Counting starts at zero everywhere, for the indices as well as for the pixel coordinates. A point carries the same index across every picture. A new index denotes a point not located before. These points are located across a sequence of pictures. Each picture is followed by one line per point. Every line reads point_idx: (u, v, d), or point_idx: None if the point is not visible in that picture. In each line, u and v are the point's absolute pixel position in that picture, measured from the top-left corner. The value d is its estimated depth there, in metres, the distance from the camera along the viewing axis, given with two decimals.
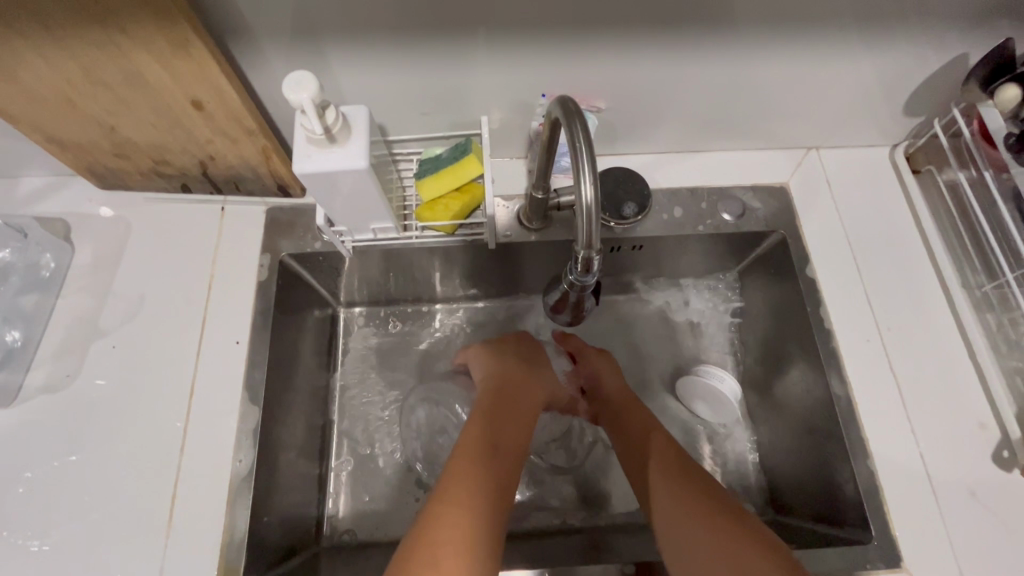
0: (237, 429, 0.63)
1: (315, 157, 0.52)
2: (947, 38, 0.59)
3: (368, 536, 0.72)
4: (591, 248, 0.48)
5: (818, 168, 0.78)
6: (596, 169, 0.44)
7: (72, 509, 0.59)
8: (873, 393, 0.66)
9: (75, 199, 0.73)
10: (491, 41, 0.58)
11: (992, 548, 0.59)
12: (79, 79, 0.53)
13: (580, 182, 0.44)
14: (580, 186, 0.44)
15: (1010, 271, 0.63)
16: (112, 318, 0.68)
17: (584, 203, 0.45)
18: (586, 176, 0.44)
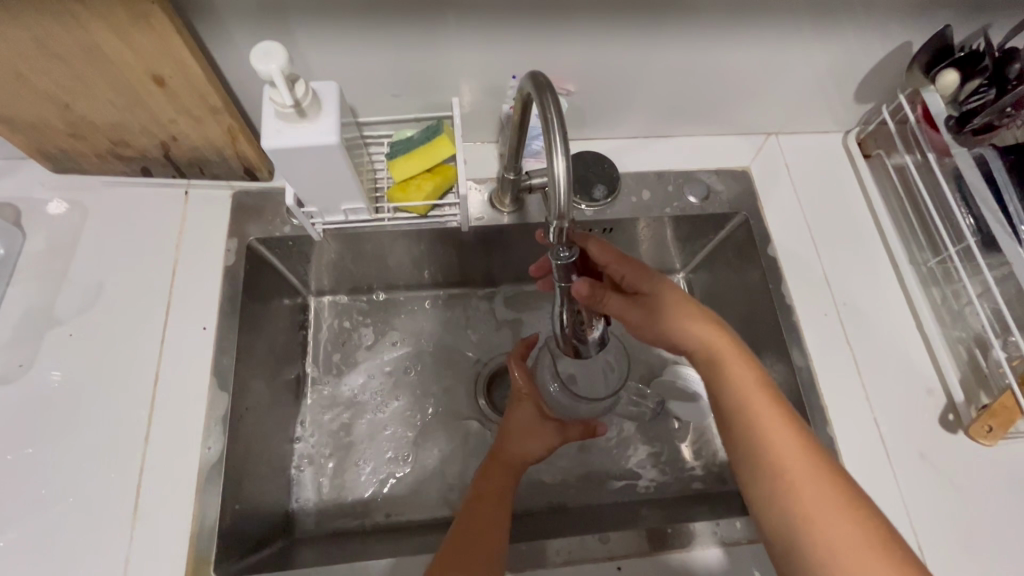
0: (206, 416, 0.61)
1: (285, 132, 0.51)
2: (891, 26, 0.63)
3: (341, 526, 0.70)
4: (563, 219, 0.46)
5: (776, 153, 0.81)
6: (568, 144, 0.45)
7: (28, 503, 0.56)
8: (831, 364, 0.69)
9: (24, 184, 0.70)
10: (461, 22, 0.58)
11: (941, 504, 0.63)
12: (31, 52, 0.51)
13: (554, 161, 0.44)
14: (552, 159, 0.44)
15: (952, 246, 0.67)
16: (68, 305, 0.65)
17: (556, 176, 0.45)
18: (558, 152, 0.45)
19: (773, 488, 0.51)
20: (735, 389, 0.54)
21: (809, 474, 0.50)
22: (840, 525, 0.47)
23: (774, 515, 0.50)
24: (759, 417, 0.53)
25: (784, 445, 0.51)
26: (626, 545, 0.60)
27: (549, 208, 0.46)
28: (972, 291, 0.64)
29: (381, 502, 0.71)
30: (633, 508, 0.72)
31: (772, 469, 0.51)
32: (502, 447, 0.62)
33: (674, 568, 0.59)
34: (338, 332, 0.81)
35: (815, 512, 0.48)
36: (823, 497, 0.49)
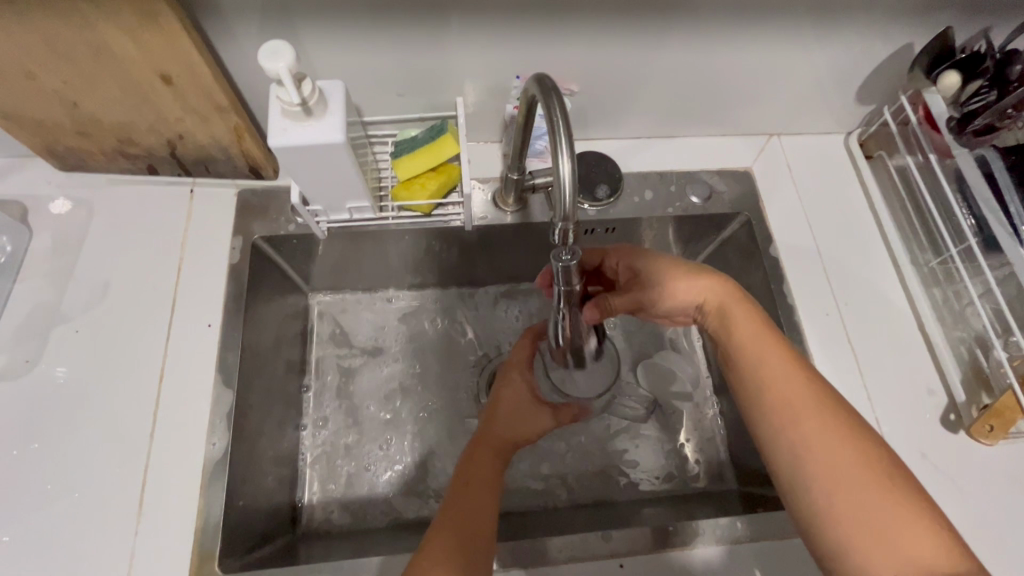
0: (211, 412, 0.62)
1: (291, 131, 0.52)
2: (893, 29, 0.64)
3: (345, 523, 0.71)
4: (568, 220, 0.45)
5: (778, 153, 0.81)
6: (573, 145, 0.44)
7: (34, 497, 0.57)
8: (832, 364, 0.69)
9: (31, 181, 0.70)
10: (467, 23, 0.59)
11: (943, 503, 0.63)
12: (41, 50, 0.52)
13: (558, 162, 0.44)
14: (557, 160, 0.43)
15: (954, 247, 0.67)
16: (74, 302, 0.65)
17: (561, 176, 0.44)
18: (563, 152, 0.44)
19: (801, 452, 0.50)
20: (755, 353, 0.55)
21: (839, 436, 0.50)
22: (873, 487, 0.47)
23: (805, 480, 0.49)
24: (781, 380, 0.53)
25: (811, 407, 0.51)
26: (628, 543, 0.60)
27: (552, 210, 0.45)
28: (973, 292, 0.65)
29: (384, 499, 0.72)
30: (634, 506, 0.73)
31: (799, 432, 0.51)
32: (491, 426, 0.61)
33: (675, 566, 0.59)
34: (340, 330, 0.81)
35: (849, 475, 0.48)
36: (854, 460, 0.48)
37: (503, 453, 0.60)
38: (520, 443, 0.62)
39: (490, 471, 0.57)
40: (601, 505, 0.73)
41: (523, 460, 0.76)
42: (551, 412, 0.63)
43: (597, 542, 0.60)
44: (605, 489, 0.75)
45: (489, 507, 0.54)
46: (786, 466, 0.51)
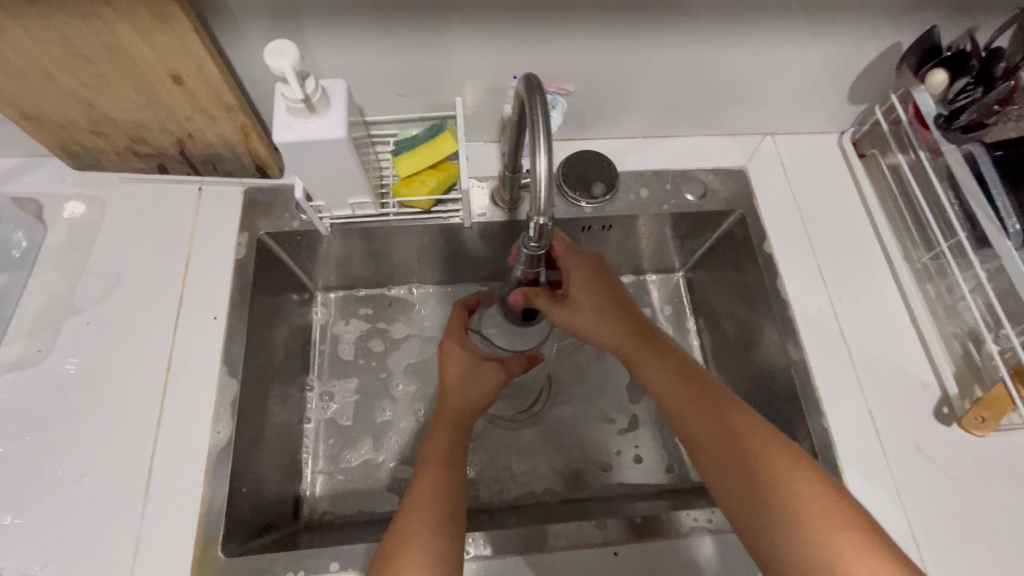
0: (215, 402, 0.64)
1: (294, 127, 0.54)
2: (881, 28, 0.65)
3: (346, 515, 0.73)
4: (543, 215, 0.48)
5: (772, 153, 0.83)
6: (551, 142, 0.46)
7: (45, 482, 0.59)
8: (825, 357, 0.70)
9: (47, 180, 0.73)
10: (466, 24, 0.61)
11: (935, 496, 0.64)
12: (57, 51, 0.54)
13: (536, 159, 0.46)
14: (535, 158, 0.46)
15: (945, 241, 0.68)
16: (86, 295, 0.68)
17: (539, 173, 0.46)
18: (541, 148, 0.46)
19: (751, 487, 0.50)
20: (687, 382, 0.57)
21: (785, 463, 0.50)
22: (821, 512, 0.47)
23: (748, 509, 0.50)
24: (720, 410, 0.54)
25: (751, 432, 0.52)
26: (622, 531, 0.61)
27: (530, 205, 0.48)
28: (964, 286, 0.65)
29: (385, 491, 0.74)
30: (629, 500, 0.74)
31: (739, 459, 0.51)
32: (446, 399, 0.60)
33: (670, 555, 0.60)
34: (344, 327, 0.84)
35: (796, 499, 0.48)
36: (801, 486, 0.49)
37: (462, 422, 0.59)
38: (481, 405, 0.61)
39: (449, 443, 0.57)
40: (598, 498, 0.74)
41: (518, 453, 0.77)
42: (499, 365, 0.64)
43: (592, 531, 0.61)
44: (601, 483, 0.76)
45: (454, 488, 0.54)
46: (728, 495, 0.52)
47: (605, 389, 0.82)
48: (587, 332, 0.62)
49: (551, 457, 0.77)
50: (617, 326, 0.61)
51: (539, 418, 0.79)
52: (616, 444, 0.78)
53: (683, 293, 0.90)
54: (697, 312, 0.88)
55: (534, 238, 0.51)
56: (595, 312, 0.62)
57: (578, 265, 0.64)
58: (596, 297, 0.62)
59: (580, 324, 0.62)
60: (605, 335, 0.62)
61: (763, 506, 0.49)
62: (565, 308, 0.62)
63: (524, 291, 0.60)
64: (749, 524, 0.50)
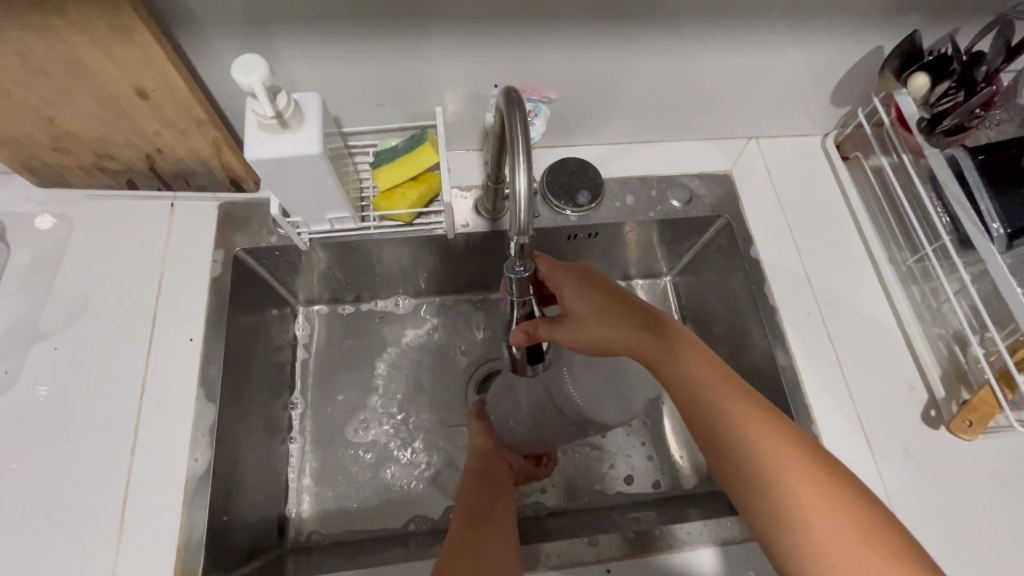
0: (193, 427, 0.61)
1: (267, 144, 0.52)
2: (863, 31, 0.65)
3: (335, 536, 0.71)
4: (523, 233, 0.48)
5: (757, 156, 0.82)
6: (531, 158, 0.46)
7: (14, 517, 0.56)
8: (813, 362, 0.70)
9: (10, 198, 0.70)
10: (443, 33, 0.59)
11: (924, 497, 0.64)
12: (12, 68, 0.51)
13: (514, 176, 0.45)
14: (514, 175, 0.45)
15: (929, 244, 0.68)
16: (54, 318, 0.65)
17: (516, 191, 0.46)
18: (520, 166, 0.45)
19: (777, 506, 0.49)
20: (715, 392, 0.55)
21: (815, 476, 0.49)
22: (857, 530, 0.47)
23: (786, 530, 0.48)
24: (749, 421, 0.53)
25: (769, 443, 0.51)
26: (615, 547, 0.60)
27: (509, 224, 0.48)
28: (950, 290, 0.65)
29: (374, 509, 0.72)
30: (622, 510, 0.73)
31: (771, 475, 0.50)
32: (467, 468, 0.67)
33: (663, 570, 0.59)
34: (328, 342, 0.82)
35: (831, 519, 0.47)
36: (831, 502, 0.48)
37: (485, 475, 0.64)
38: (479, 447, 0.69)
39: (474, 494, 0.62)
40: (590, 510, 0.74)
41: None
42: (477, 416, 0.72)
43: (584, 546, 0.60)
44: (592, 495, 0.75)
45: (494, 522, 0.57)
46: (762, 517, 0.50)
47: None
48: (598, 345, 0.56)
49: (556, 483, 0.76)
50: (629, 331, 0.58)
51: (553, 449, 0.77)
52: (607, 453, 0.78)
53: (670, 297, 0.89)
54: (685, 317, 0.87)
55: (516, 258, 0.51)
56: (604, 322, 0.58)
57: (572, 273, 0.61)
58: (599, 305, 0.59)
59: (592, 343, 0.56)
60: (618, 346, 0.57)
61: (801, 531, 0.48)
62: (571, 329, 0.56)
63: (524, 327, 0.53)
64: (787, 546, 0.48)
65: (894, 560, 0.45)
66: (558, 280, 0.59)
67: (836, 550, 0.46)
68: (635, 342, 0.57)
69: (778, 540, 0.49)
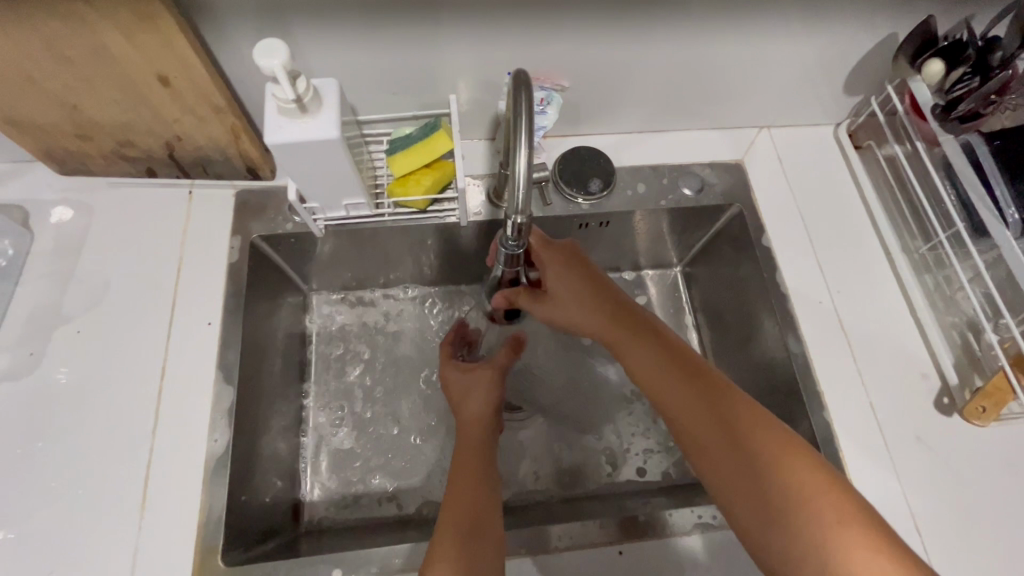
0: (212, 410, 0.62)
1: (286, 128, 0.53)
2: (878, 18, 0.65)
3: (348, 519, 0.72)
4: (523, 214, 0.49)
5: (769, 145, 0.82)
6: (535, 140, 0.47)
7: (39, 494, 0.58)
8: (825, 350, 0.70)
9: (33, 185, 0.71)
10: (458, 20, 0.60)
11: (936, 485, 0.64)
12: (39, 55, 0.53)
13: (516, 157, 0.47)
14: (516, 156, 0.46)
15: (943, 232, 0.68)
16: (76, 302, 0.66)
17: (516, 171, 0.47)
18: (523, 147, 0.47)
19: (743, 482, 0.50)
20: (684, 371, 0.56)
21: (773, 444, 0.50)
22: (817, 494, 0.47)
23: (747, 501, 0.49)
24: (718, 401, 0.53)
25: (738, 422, 0.52)
26: (625, 529, 0.61)
27: (508, 204, 0.49)
28: (963, 277, 0.65)
29: (387, 494, 0.73)
30: (632, 497, 0.73)
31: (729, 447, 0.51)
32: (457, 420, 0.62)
33: (673, 552, 0.60)
34: (341, 330, 0.83)
35: (791, 485, 0.48)
36: (801, 479, 0.48)
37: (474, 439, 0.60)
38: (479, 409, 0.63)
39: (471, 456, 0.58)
40: (601, 497, 0.74)
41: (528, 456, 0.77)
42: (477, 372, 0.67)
43: (596, 529, 0.60)
44: (603, 483, 0.76)
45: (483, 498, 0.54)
46: (722, 489, 0.51)
47: (601, 383, 0.82)
48: (573, 324, 0.62)
49: (567, 470, 0.76)
50: (599, 312, 0.61)
51: (564, 436, 0.78)
52: (618, 441, 0.78)
53: (680, 287, 0.90)
54: (695, 307, 0.87)
55: (512, 238, 0.52)
56: (577, 304, 0.61)
57: (555, 254, 0.63)
58: (575, 288, 0.61)
59: (562, 318, 0.62)
60: (588, 326, 0.61)
61: (762, 500, 0.48)
62: (549, 304, 0.62)
63: (504, 293, 0.62)
64: (747, 518, 0.49)
65: (851, 522, 0.46)
66: (541, 261, 0.63)
67: (796, 515, 0.47)
68: (610, 322, 0.60)
69: (744, 516, 0.49)
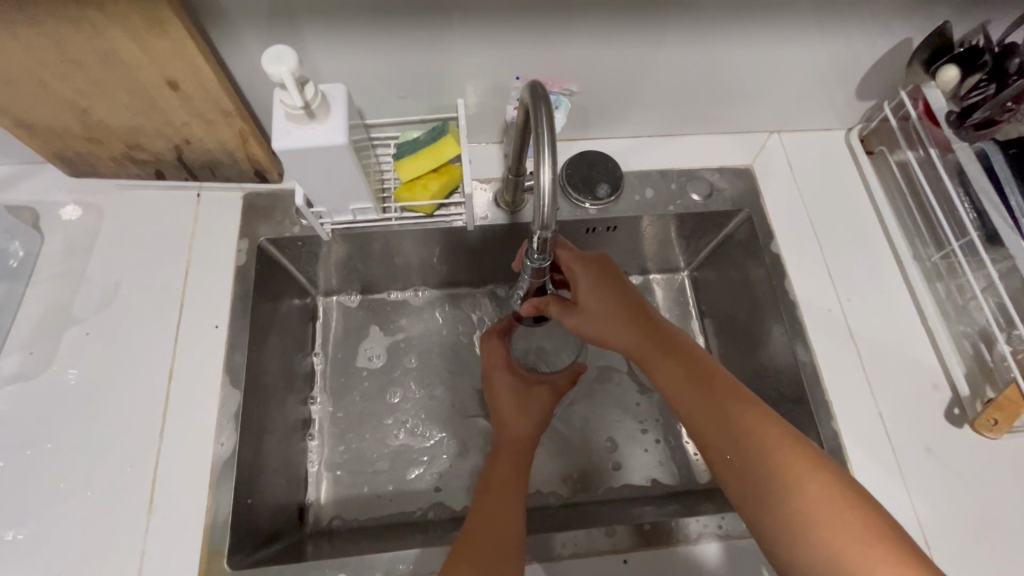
0: (218, 413, 0.63)
1: (295, 134, 0.53)
2: (892, 23, 0.64)
3: (354, 521, 0.72)
4: (547, 228, 0.49)
5: (779, 150, 0.82)
6: (556, 151, 0.46)
7: (48, 495, 0.58)
8: (834, 358, 0.70)
9: (42, 187, 0.72)
10: (467, 25, 0.59)
11: (945, 496, 0.63)
12: (50, 59, 0.53)
13: (539, 168, 0.46)
14: (539, 168, 0.46)
15: (955, 240, 0.67)
16: (85, 304, 0.67)
17: (542, 184, 0.46)
18: (546, 158, 0.46)
19: (770, 501, 0.49)
20: (714, 388, 0.55)
21: (802, 461, 0.49)
22: (847, 512, 0.46)
23: (772, 518, 0.49)
24: (749, 418, 0.52)
25: (767, 440, 0.51)
26: (630, 537, 0.60)
27: (533, 216, 0.48)
28: (976, 287, 0.64)
29: (392, 496, 0.73)
30: (636, 504, 0.73)
31: (760, 463, 0.50)
32: (505, 433, 0.64)
33: (678, 561, 0.60)
34: (347, 332, 0.83)
35: (818, 504, 0.47)
36: (831, 500, 0.47)
37: (518, 448, 0.62)
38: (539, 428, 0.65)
39: (509, 472, 0.59)
40: (607, 503, 0.74)
41: (534, 461, 0.76)
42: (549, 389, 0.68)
43: (601, 535, 0.60)
44: (609, 488, 0.75)
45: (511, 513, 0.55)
46: (749, 504, 0.50)
47: (607, 387, 0.82)
48: (601, 336, 0.61)
49: (572, 476, 0.76)
50: (631, 326, 0.60)
51: (570, 442, 0.78)
52: (623, 446, 0.78)
53: (687, 292, 0.89)
54: (702, 312, 0.87)
55: (537, 251, 0.52)
56: (609, 318, 0.60)
57: (589, 267, 0.61)
58: (608, 301, 0.60)
59: (596, 330, 0.61)
60: (618, 341, 0.60)
61: (791, 519, 0.48)
62: (579, 315, 0.61)
63: (532, 302, 0.59)
64: (773, 537, 0.48)
65: (880, 542, 0.45)
66: (573, 272, 0.61)
67: (818, 529, 0.46)
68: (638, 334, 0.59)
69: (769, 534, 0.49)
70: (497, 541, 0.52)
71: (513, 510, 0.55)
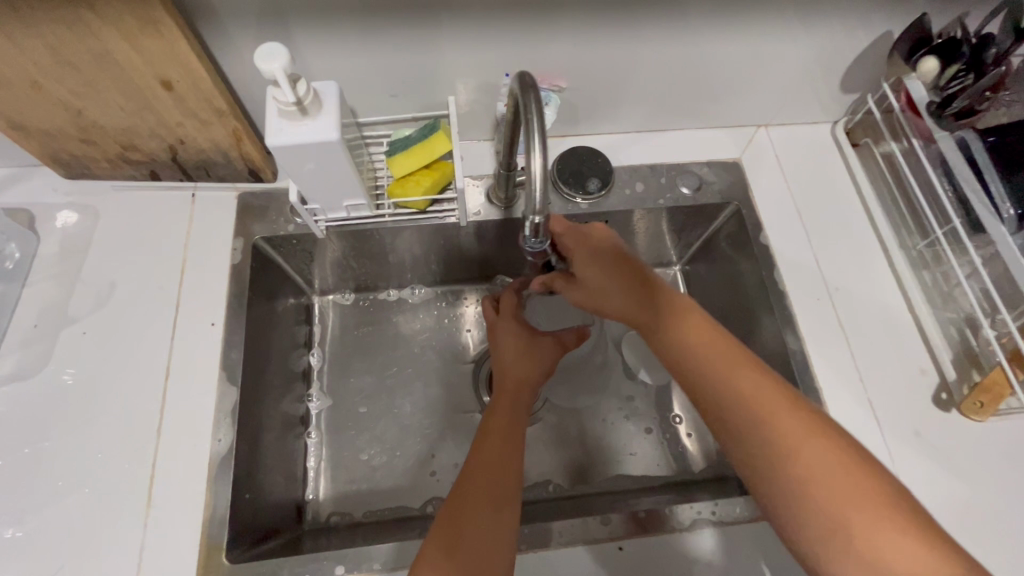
0: (215, 409, 0.63)
1: (286, 130, 0.54)
2: (872, 17, 0.65)
3: (351, 518, 0.72)
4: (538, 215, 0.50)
5: (766, 143, 0.83)
6: (546, 138, 0.47)
7: (45, 493, 0.58)
8: (823, 346, 0.71)
9: (38, 190, 0.72)
10: (456, 24, 0.60)
11: (936, 479, 0.64)
12: (44, 60, 0.54)
13: (531, 158, 0.47)
14: (530, 155, 0.47)
15: (939, 228, 0.68)
16: (81, 304, 0.67)
17: (534, 170, 0.48)
18: (536, 145, 0.47)
19: (766, 467, 0.50)
20: (716, 356, 0.54)
21: (802, 428, 0.50)
22: (845, 478, 0.47)
23: (763, 478, 0.50)
24: (751, 386, 0.52)
25: (770, 410, 0.51)
26: (626, 525, 0.61)
27: (525, 204, 0.50)
28: (960, 273, 0.65)
29: (390, 492, 0.74)
30: (633, 494, 0.74)
31: (757, 428, 0.50)
32: (507, 376, 0.63)
33: (673, 548, 0.60)
34: (343, 330, 0.83)
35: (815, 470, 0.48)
36: (831, 469, 0.48)
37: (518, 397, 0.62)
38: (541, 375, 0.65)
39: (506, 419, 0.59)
40: (606, 493, 0.74)
41: (535, 456, 0.77)
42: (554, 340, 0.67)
43: (598, 524, 0.61)
44: (607, 479, 0.76)
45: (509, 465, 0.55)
46: (742, 461, 0.51)
47: (602, 381, 0.82)
48: (600, 309, 0.61)
49: (571, 469, 0.76)
50: (628, 295, 0.59)
51: (569, 436, 0.79)
52: (621, 438, 0.79)
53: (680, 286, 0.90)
54: None
55: (532, 237, 0.53)
56: (603, 290, 0.60)
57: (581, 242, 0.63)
58: (602, 274, 0.61)
59: (594, 303, 0.61)
60: (614, 310, 0.60)
61: (783, 480, 0.49)
62: (579, 291, 0.62)
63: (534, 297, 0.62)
64: (769, 500, 0.49)
65: (874, 507, 0.46)
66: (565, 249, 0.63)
67: (812, 495, 0.47)
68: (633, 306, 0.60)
69: (767, 497, 0.50)
70: (478, 510, 0.51)
71: (505, 466, 0.55)
